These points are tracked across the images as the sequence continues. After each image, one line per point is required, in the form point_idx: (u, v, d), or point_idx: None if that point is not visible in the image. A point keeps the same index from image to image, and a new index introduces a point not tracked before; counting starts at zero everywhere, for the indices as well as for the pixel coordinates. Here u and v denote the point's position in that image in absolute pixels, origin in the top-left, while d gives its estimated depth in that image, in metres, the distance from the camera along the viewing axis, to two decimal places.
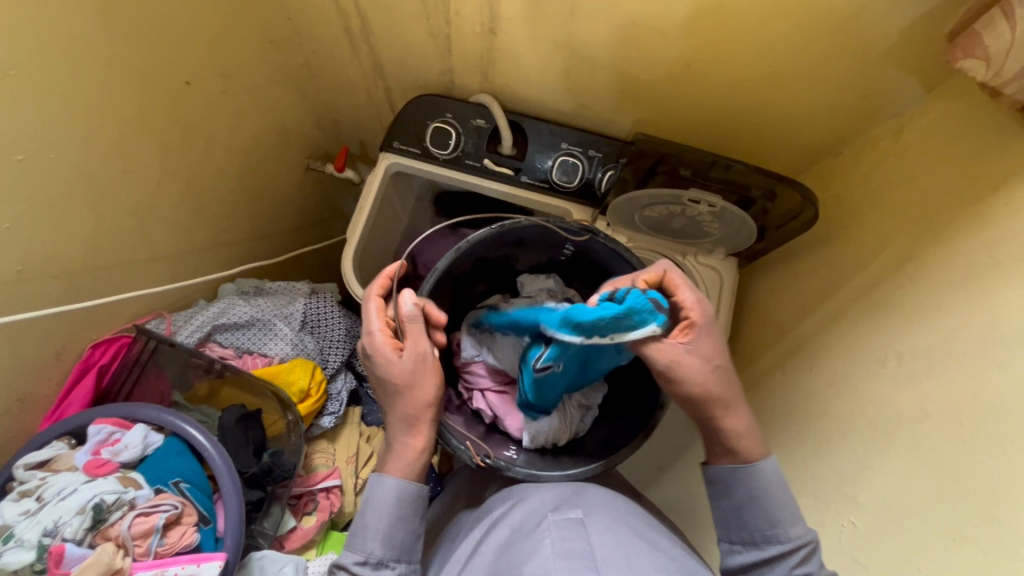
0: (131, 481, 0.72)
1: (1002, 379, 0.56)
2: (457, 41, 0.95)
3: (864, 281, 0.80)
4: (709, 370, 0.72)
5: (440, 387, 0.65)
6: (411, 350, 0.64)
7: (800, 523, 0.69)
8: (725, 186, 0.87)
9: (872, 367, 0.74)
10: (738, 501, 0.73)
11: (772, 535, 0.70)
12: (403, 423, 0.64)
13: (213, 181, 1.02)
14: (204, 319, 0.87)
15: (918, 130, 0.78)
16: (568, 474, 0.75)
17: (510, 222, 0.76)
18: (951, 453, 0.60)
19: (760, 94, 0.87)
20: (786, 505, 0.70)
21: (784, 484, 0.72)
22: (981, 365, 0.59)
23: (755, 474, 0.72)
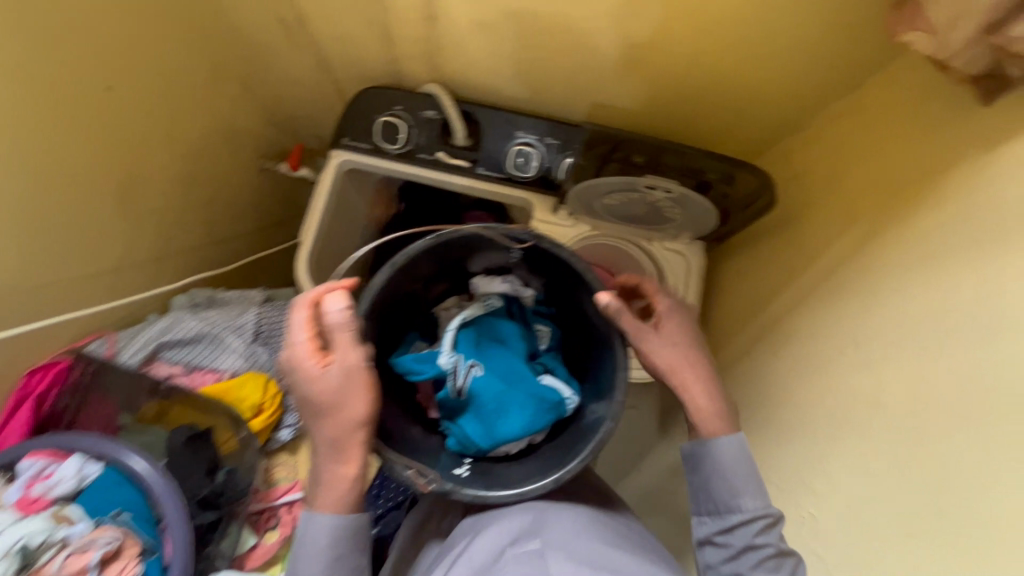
0: (64, 517, 0.70)
1: (961, 367, 0.54)
2: (398, 29, 0.90)
3: (824, 264, 0.77)
4: (682, 349, 0.73)
5: (373, 403, 0.60)
6: (341, 363, 0.59)
7: (759, 495, 0.69)
8: (681, 171, 0.84)
9: (832, 355, 0.71)
10: (702, 473, 0.71)
11: (734, 505, 0.69)
12: (331, 447, 0.60)
13: (153, 190, 0.97)
14: (149, 337, 0.85)
15: (874, 105, 0.74)
16: (517, 495, 0.63)
17: (447, 231, 0.65)
18: (912, 444, 0.58)
19: (715, 72, 0.83)
20: (748, 476, 0.69)
21: (748, 458, 0.70)
22: (937, 352, 0.57)
23: (718, 447, 0.70)
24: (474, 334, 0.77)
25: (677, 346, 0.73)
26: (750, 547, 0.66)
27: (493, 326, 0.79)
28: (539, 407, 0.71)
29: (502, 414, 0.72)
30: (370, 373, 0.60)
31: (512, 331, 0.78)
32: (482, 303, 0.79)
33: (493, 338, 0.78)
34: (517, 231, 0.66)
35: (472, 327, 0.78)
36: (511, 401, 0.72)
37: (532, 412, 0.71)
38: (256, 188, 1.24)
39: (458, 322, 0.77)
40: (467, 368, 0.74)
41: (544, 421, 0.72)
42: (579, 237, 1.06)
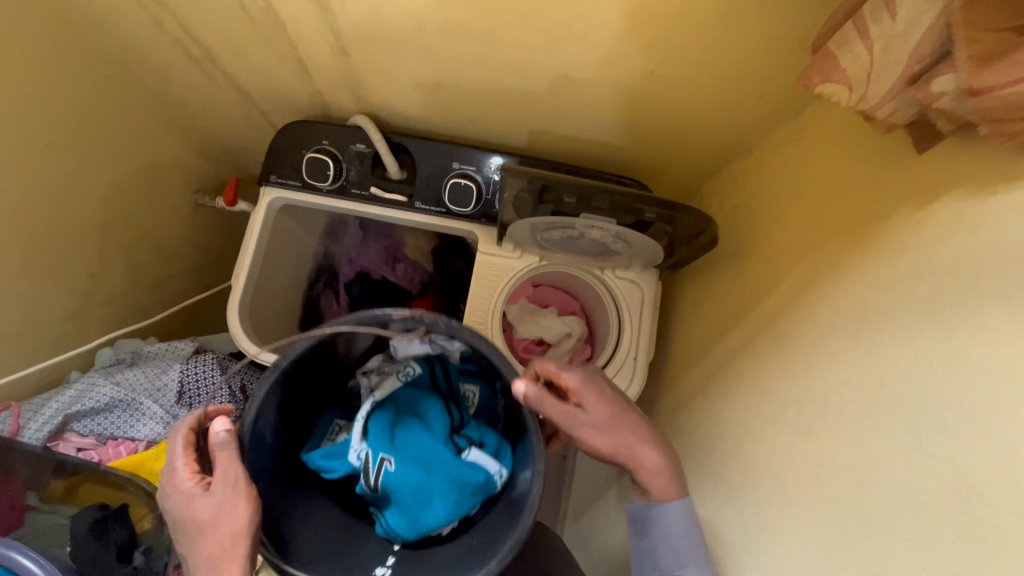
0: None
1: (897, 444, 0.49)
2: (313, 63, 0.84)
3: (768, 307, 0.72)
4: (612, 422, 0.70)
5: (254, 517, 0.57)
6: (221, 478, 0.57)
7: (702, 566, 0.67)
8: (614, 207, 0.77)
9: (773, 410, 0.66)
10: (649, 539, 0.71)
11: (677, 574, 0.68)
12: (208, 567, 0.56)
13: (67, 242, 0.91)
14: (56, 408, 0.79)
15: (812, 136, 0.69)
16: None
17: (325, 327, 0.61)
18: (849, 525, 0.52)
19: (649, 98, 0.77)
20: (691, 547, 0.68)
21: (695, 526, 0.69)
22: (874, 421, 0.52)
23: (664, 511, 0.69)
24: (388, 418, 0.74)
25: (605, 427, 0.69)
26: None
27: (411, 402, 0.78)
28: (461, 490, 0.69)
29: (424, 505, 0.69)
30: (251, 486, 0.57)
31: (431, 407, 0.77)
32: (400, 370, 0.78)
33: (410, 418, 0.76)
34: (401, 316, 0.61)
35: (387, 411, 0.75)
36: (430, 489, 0.69)
37: (452, 498, 0.69)
38: (190, 224, 1.17)
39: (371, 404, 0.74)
40: (377, 462, 0.70)
41: (469, 504, 0.70)
42: (527, 269, 1.01)
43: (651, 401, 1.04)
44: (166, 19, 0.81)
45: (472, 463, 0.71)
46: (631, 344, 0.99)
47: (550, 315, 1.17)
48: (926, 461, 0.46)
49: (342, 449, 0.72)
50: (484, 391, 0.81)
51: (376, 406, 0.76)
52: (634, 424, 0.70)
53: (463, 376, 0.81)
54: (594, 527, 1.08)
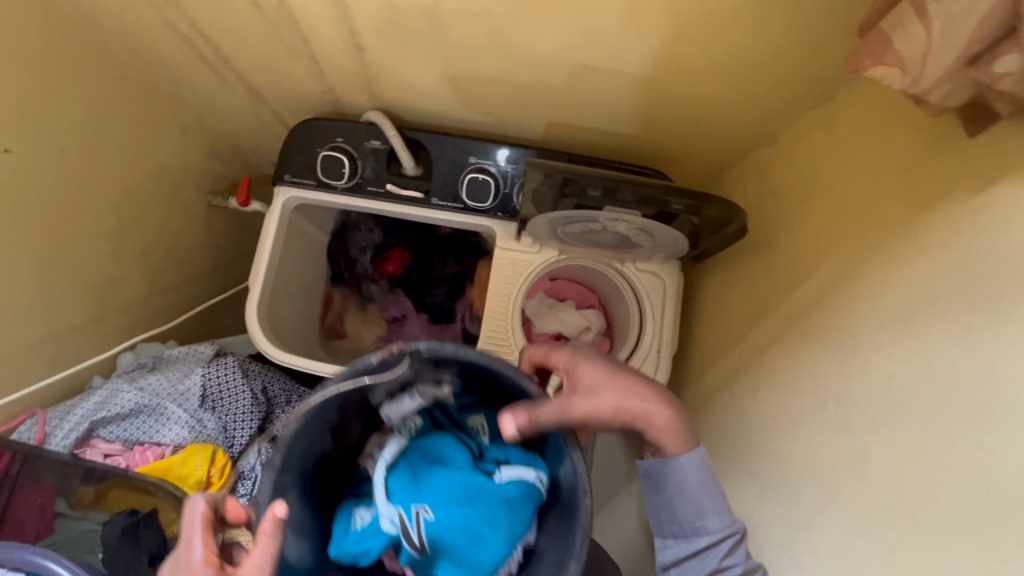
0: None
1: (954, 443, 0.47)
2: (326, 60, 0.83)
3: (802, 299, 0.70)
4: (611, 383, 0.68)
5: None
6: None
7: (724, 513, 0.68)
8: (642, 199, 0.75)
9: (809, 405, 0.64)
10: (666, 494, 0.69)
11: (699, 527, 0.68)
12: None
13: (85, 249, 0.90)
14: (82, 415, 0.80)
15: (845, 122, 0.67)
16: None
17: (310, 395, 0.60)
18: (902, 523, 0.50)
19: (672, 86, 0.75)
20: (708, 497, 0.68)
21: (707, 471, 0.69)
22: (927, 419, 0.50)
23: (678, 466, 0.68)
24: (406, 470, 0.71)
25: (603, 385, 0.67)
26: (718, 570, 0.66)
27: (424, 450, 0.74)
28: (509, 507, 0.68)
29: (481, 545, 0.66)
30: None
31: (447, 447, 0.74)
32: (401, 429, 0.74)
33: (427, 464, 0.72)
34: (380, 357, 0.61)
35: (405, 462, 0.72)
36: (480, 526, 0.66)
37: (504, 521, 0.67)
38: (205, 226, 1.17)
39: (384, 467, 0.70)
40: (409, 519, 0.65)
41: (523, 518, 0.69)
42: (546, 263, 0.99)
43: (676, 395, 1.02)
44: (178, 20, 0.79)
45: (507, 481, 0.70)
46: (654, 337, 0.98)
47: (567, 311, 1.15)
48: (985, 456, 0.44)
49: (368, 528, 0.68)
50: (490, 415, 0.78)
51: (391, 469, 0.72)
52: (631, 381, 0.69)
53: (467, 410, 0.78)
54: (621, 521, 1.07)
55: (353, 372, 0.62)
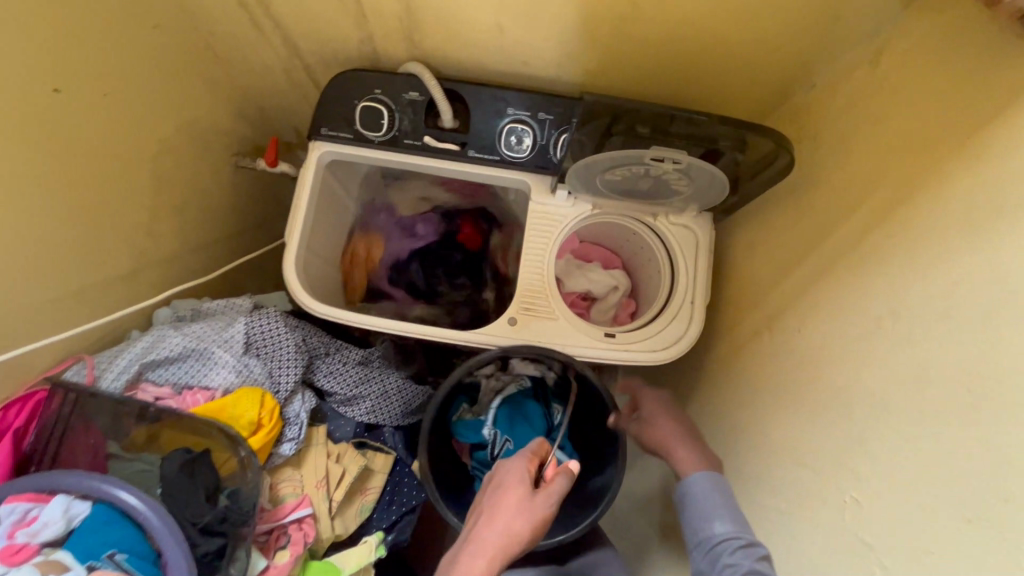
0: (55, 563, 0.60)
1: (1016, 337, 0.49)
2: (370, 5, 0.83)
3: (849, 231, 0.72)
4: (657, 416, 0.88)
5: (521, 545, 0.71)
6: (539, 496, 0.74)
7: (737, 521, 0.71)
8: (689, 139, 0.79)
9: (859, 328, 0.67)
10: (679, 510, 0.76)
11: (707, 529, 0.72)
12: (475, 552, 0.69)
13: (126, 199, 0.91)
14: (130, 359, 0.79)
15: (892, 55, 0.69)
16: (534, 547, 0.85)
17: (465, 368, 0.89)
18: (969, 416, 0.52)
19: (716, 26, 0.77)
20: (718, 507, 0.73)
21: (722, 488, 0.75)
22: (992, 318, 0.52)
23: (686, 483, 0.77)
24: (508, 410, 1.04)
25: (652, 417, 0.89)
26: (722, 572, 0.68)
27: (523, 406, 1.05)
28: None
29: None
30: (537, 517, 0.72)
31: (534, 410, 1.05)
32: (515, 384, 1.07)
33: (521, 414, 1.04)
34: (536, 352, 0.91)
35: (508, 407, 1.05)
36: None
37: None
38: (234, 187, 1.17)
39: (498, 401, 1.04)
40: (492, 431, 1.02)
41: None
42: (580, 217, 1.01)
43: (708, 346, 1.04)
44: None
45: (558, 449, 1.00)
46: (688, 287, 0.99)
47: (592, 271, 1.15)
48: None
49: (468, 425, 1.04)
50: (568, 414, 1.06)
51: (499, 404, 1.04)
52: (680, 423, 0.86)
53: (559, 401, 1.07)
54: (658, 473, 1.08)
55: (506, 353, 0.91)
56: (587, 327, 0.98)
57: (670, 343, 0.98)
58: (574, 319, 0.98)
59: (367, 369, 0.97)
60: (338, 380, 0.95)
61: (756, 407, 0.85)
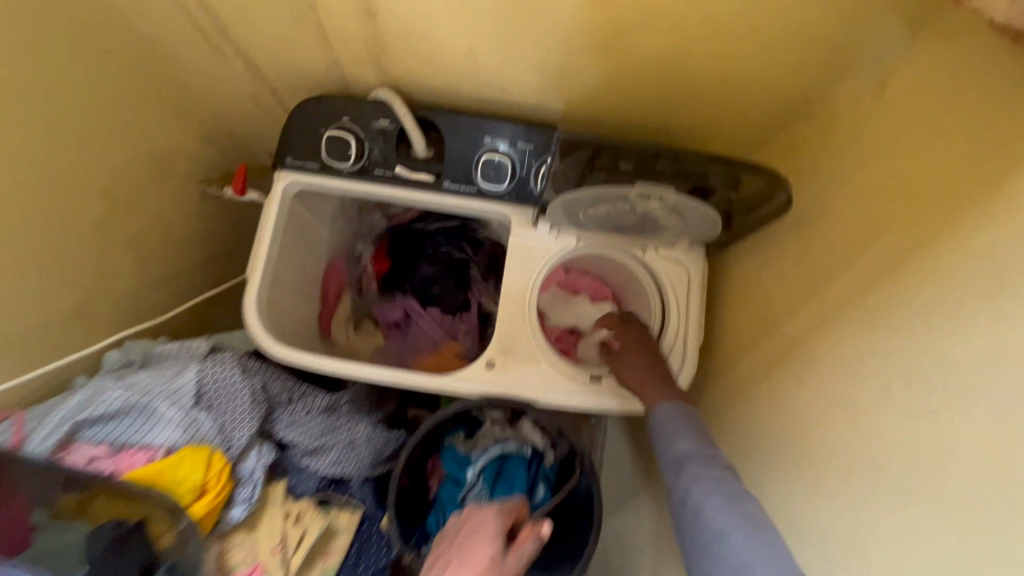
0: None
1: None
2: (334, 30, 0.77)
3: (853, 277, 0.65)
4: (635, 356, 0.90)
5: None
6: (508, 556, 0.67)
7: (701, 440, 0.72)
8: (675, 175, 0.74)
9: (869, 388, 0.60)
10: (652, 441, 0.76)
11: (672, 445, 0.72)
12: None
13: (72, 235, 0.84)
14: (63, 416, 0.72)
15: (901, 86, 0.63)
16: None
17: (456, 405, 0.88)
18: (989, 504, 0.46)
19: (708, 50, 0.71)
20: (683, 428, 0.74)
21: (687, 415, 0.77)
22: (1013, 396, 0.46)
23: (655, 413, 0.78)
24: (500, 465, 0.99)
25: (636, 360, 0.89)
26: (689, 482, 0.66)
27: (512, 469, 0.99)
28: None
29: None
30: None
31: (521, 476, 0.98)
32: (518, 442, 1.00)
33: (508, 476, 0.99)
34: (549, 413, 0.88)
35: (500, 459, 0.99)
36: None
37: None
38: (199, 216, 1.10)
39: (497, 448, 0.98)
40: (476, 472, 0.97)
41: None
42: (564, 251, 0.94)
43: (703, 387, 0.97)
44: None
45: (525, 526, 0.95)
46: (679, 327, 0.92)
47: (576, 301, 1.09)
48: None
49: (458, 456, 1.00)
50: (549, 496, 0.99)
51: (494, 456, 0.99)
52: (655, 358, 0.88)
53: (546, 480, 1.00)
54: (650, 524, 1.00)
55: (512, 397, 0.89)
56: (572, 371, 0.91)
57: None
58: (559, 364, 0.91)
59: (332, 418, 0.90)
60: (300, 431, 0.87)
61: (753, 461, 0.78)
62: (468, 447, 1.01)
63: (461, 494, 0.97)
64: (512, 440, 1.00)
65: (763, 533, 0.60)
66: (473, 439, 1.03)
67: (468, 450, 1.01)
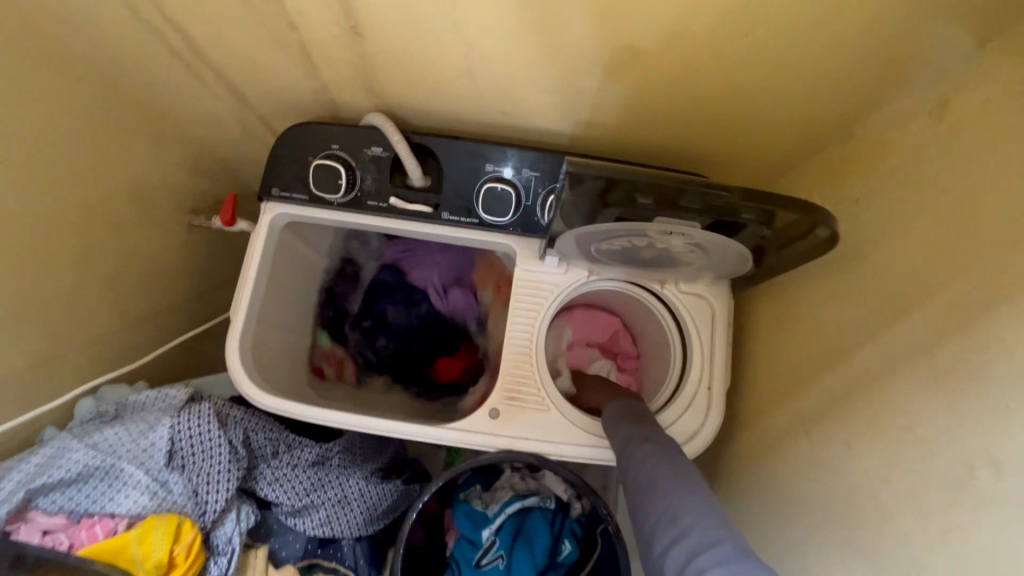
0: None
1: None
2: (318, 52, 0.71)
3: (910, 328, 0.56)
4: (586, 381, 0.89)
5: None
6: None
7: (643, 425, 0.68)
8: (703, 212, 0.63)
9: (934, 463, 0.50)
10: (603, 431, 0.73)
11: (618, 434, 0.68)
12: None
13: (43, 276, 0.78)
14: (16, 482, 0.64)
15: (963, 107, 0.54)
16: None
17: (472, 463, 0.79)
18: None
19: (735, 68, 0.63)
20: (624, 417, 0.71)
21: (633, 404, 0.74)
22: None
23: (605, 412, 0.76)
24: (518, 523, 0.90)
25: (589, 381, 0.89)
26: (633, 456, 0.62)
27: (534, 527, 0.90)
28: None
29: None
30: None
31: (543, 534, 0.89)
32: (540, 497, 0.92)
33: (528, 535, 0.89)
34: (568, 476, 0.82)
35: (518, 514, 0.91)
36: None
37: None
38: (187, 247, 1.04)
39: (515, 504, 0.90)
40: (493, 532, 0.88)
41: None
42: (573, 286, 0.86)
43: (728, 434, 0.88)
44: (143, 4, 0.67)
45: None
46: (703, 370, 0.83)
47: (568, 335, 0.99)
48: None
49: (472, 513, 0.90)
50: (578, 555, 0.90)
51: (512, 513, 0.90)
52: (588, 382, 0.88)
53: (573, 536, 0.91)
54: None
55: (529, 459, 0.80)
56: (584, 420, 0.83)
57: (682, 441, 0.81)
58: (570, 412, 0.82)
59: (321, 472, 0.81)
60: (285, 490, 0.79)
61: (790, 531, 0.68)
62: (485, 501, 0.92)
63: (478, 557, 0.88)
64: (532, 494, 0.92)
65: (692, 486, 0.53)
66: (490, 491, 0.94)
67: (484, 505, 0.91)
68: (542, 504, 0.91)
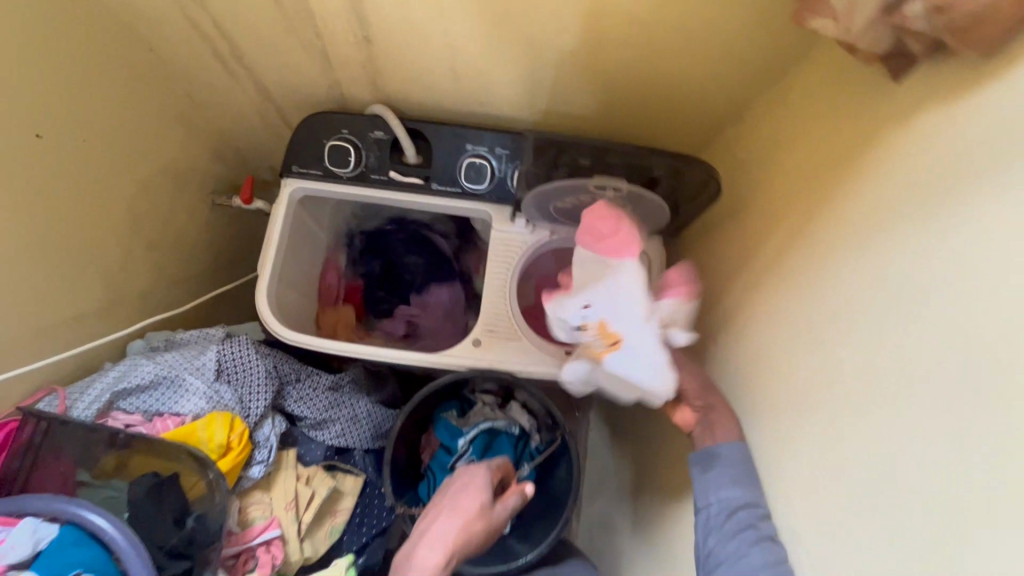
0: None
1: (917, 334, 0.53)
2: (335, 56, 0.92)
3: (772, 249, 0.79)
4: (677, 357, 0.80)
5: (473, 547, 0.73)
6: (501, 506, 0.76)
7: (750, 487, 0.72)
8: (627, 168, 0.88)
9: (781, 335, 0.73)
10: (699, 473, 0.75)
11: (725, 492, 0.72)
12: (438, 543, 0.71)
13: (104, 236, 0.95)
14: (102, 388, 0.83)
15: (796, 95, 0.79)
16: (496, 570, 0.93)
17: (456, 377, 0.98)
18: (904, 446, 0.52)
19: (648, 69, 0.86)
20: (739, 475, 0.72)
21: (750, 461, 0.74)
22: (908, 314, 0.54)
23: (718, 449, 0.75)
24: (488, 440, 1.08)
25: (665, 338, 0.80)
26: (731, 515, 0.70)
27: (500, 445, 1.08)
28: None
29: None
30: (490, 518, 0.75)
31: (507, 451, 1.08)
32: (506, 422, 1.10)
33: (495, 450, 1.09)
34: (534, 394, 1.01)
35: (488, 433, 1.09)
36: None
37: None
38: (210, 222, 1.22)
39: (486, 424, 1.08)
40: (466, 442, 1.06)
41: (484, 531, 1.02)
42: (538, 243, 1.06)
43: None
44: (196, 19, 0.87)
45: None
46: None
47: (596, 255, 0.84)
48: (918, 343, 0.53)
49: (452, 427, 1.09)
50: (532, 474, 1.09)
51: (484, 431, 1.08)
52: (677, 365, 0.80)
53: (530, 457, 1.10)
54: (629, 489, 1.11)
55: (501, 376, 0.99)
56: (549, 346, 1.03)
57: None
58: (538, 339, 1.03)
59: (336, 394, 0.99)
60: (309, 406, 0.97)
61: None
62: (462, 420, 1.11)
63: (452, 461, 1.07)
64: (501, 416, 1.11)
65: (767, 554, 0.66)
66: (467, 415, 1.13)
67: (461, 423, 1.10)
68: (508, 427, 1.10)
